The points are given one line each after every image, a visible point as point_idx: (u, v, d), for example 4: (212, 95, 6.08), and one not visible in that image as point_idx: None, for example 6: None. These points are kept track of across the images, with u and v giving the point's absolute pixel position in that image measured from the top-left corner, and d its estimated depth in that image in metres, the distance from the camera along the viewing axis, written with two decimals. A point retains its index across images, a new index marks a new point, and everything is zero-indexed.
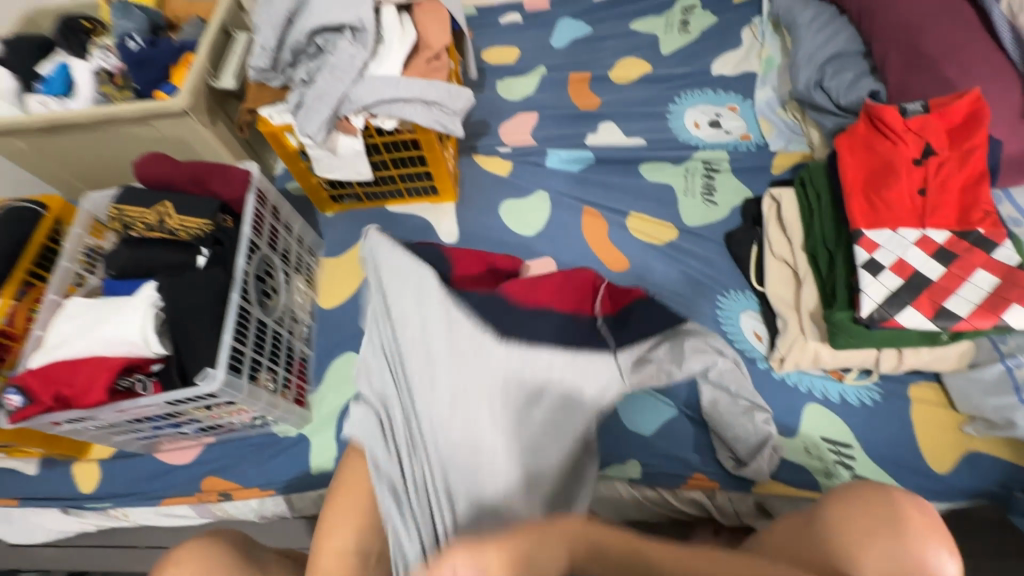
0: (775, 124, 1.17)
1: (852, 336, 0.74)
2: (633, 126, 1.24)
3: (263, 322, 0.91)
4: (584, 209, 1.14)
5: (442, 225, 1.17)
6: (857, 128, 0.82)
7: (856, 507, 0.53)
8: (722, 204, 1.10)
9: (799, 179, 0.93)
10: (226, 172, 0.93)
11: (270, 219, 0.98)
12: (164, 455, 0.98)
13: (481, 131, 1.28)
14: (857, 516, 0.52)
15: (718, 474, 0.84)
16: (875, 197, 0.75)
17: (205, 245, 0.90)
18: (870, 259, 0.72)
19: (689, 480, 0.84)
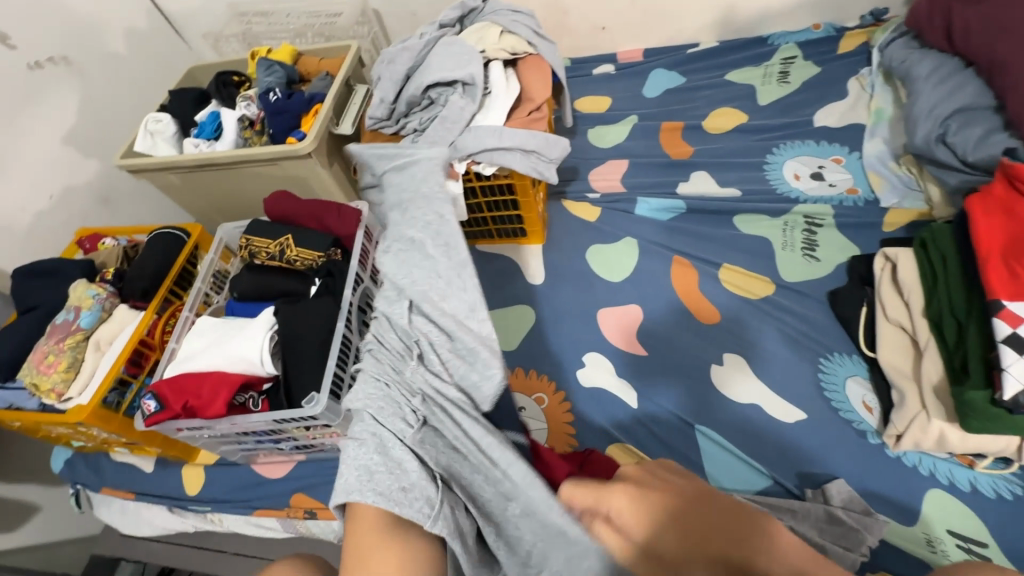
0: (886, 178, 1.10)
1: (986, 419, 0.67)
2: (728, 177, 1.22)
3: (361, 350, 0.96)
4: (674, 258, 1.12)
5: (528, 265, 1.20)
6: (993, 188, 0.76)
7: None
8: (826, 260, 1.04)
9: (919, 238, 0.87)
10: (341, 210, 1.02)
11: (373, 254, 1.06)
12: (260, 466, 1.05)
13: (571, 177, 1.32)
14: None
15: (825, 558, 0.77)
16: (1018, 266, 0.68)
17: (317, 276, 0.97)
18: (1015, 333, 0.65)
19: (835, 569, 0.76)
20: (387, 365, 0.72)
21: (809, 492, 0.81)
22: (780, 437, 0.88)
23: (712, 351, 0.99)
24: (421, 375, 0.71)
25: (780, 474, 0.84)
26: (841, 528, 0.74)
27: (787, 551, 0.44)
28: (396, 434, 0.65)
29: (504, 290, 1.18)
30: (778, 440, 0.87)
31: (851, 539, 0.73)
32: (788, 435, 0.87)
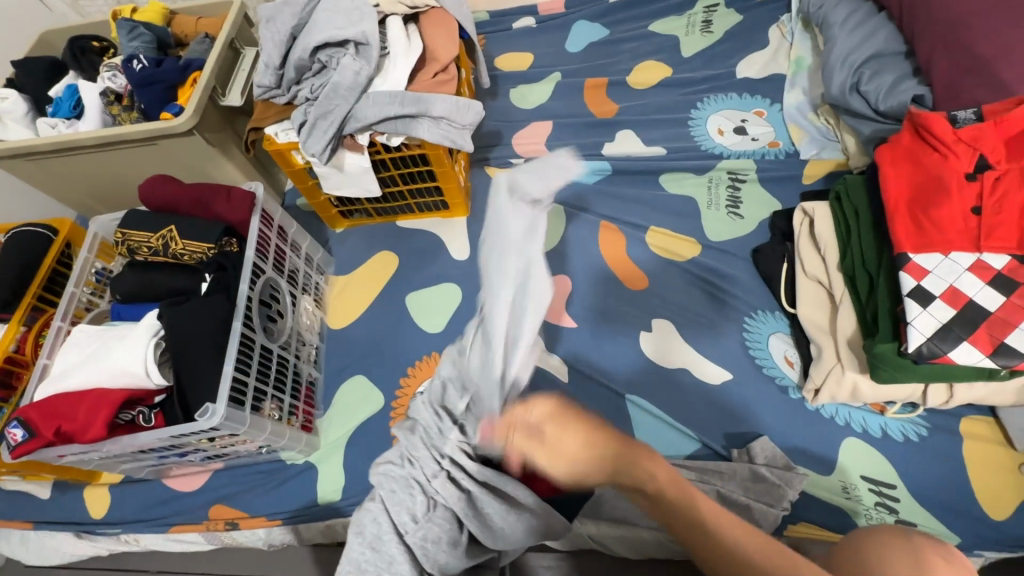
0: (806, 130, 1.09)
1: (897, 370, 0.68)
2: (653, 135, 1.18)
3: (267, 348, 0.88)
4: (601, 223, 1.09)
5: (453, 240, 1.14)
6: (900, 138, 0.75)
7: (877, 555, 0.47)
8: (749, 217, 1.03)
9: (834, 192, 0.86)
10: (230, 195, 0.91)
11: (275, 241, 0.96)
12: (173, 480, 0.97)
13: (494, 142, 1.24)
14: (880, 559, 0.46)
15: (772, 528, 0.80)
16: (921, 217, 0.68)
17: (207, 271, 0.86)
18: (919, 286, 0.65)
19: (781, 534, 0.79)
20: (425, 424, 0.62)
21: (736, 452, 0.82)
22: (708, 400, 0.87)
23: (641, 318, 0.97)
24: (453, 460, 0.60)
25: (709, 436, 0.84)
26: (764, 485, 0.76)
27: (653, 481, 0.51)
28: (401, 524, 0.60)
29: (428, 269, 1.11)
30: (706, 402, 0.87)
31: (774, 495, 0.75)
32: (716, 396, 0.88)
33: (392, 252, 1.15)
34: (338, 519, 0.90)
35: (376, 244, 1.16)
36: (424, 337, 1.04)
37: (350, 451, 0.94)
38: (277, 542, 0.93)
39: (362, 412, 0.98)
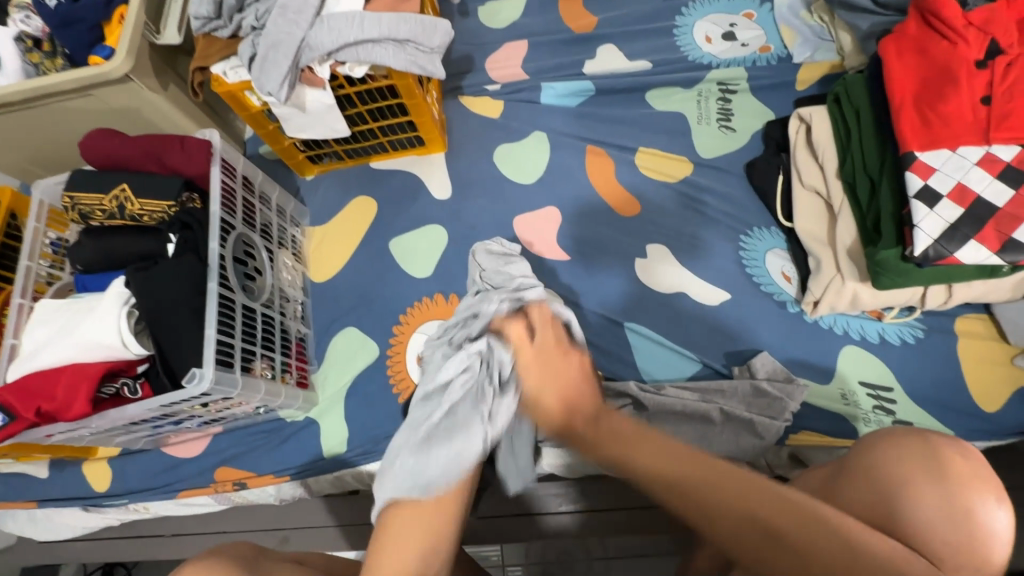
0: (798, 30, 1.02)
1: (898, 275, 0.67)
2: (636, 47, 1.09)
3: (250, 308, 0.83)
4: (587, 149, 1.03)
5: (432, 179, 1.08)
6: (906, 28, 0.70)
7: (898, 456, 0.52)
8: (741, 130, 0.98)
9: (832, 94, 0.81)
10: (184, 144, 0.83)
11: (242, 193, 0.88)
12: (172, 448, 0.95)
13: (466, 69, 1.15)
14: (900, 460, 0.51)
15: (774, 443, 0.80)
16: (929, 112, 0.64)
17: (172, 230, 0.79)
18: (926, 186, 0.62)
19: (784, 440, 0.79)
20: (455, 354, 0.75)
21: (737, 369, 0.82)
22: (708, 321, 0.87)
23: (636, 245, 0.94)
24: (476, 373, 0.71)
25: (709, 356, 0.84)
26: (766, 399, 0.77)
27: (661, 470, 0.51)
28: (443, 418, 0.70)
29: (409, 212, 1.06)
30: (706, 325, 0.87)
31: (776, 408, 0.76)
32: (715, 317, 0.87)
33: (369, 196, 1.09)
34: (347, 470, 0.90)
35: (352, 190, 1.10)
36: (413, 283, 1.00)
37: (351, 403, 0.93)
38: (288, 496, 0.93)
39: (357, 364, 0.96)
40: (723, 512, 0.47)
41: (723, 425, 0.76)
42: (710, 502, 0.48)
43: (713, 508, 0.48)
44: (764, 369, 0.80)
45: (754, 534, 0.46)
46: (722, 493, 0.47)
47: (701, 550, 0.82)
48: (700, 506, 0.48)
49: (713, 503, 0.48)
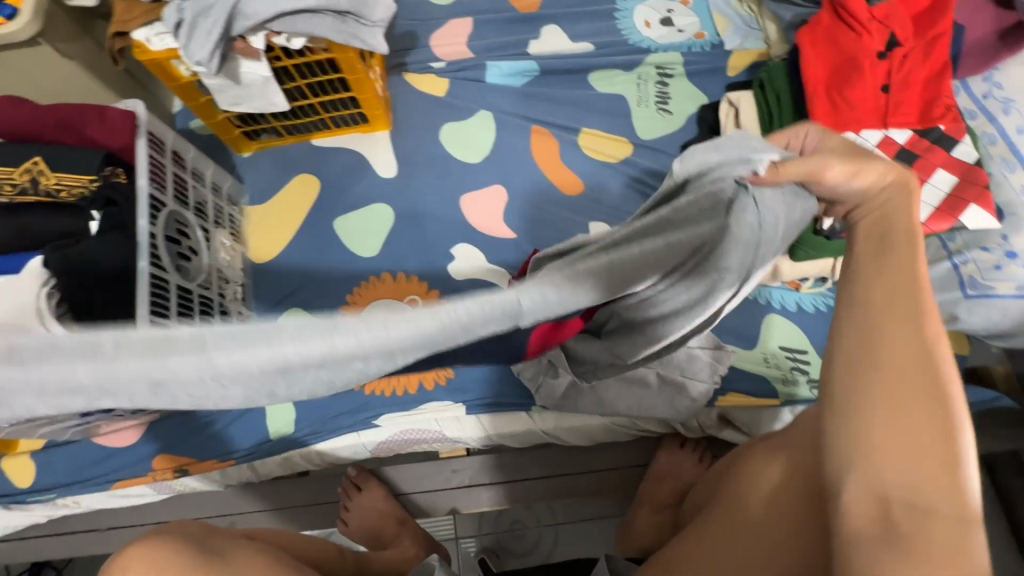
0: (729, 18, 1.07)
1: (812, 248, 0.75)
2: (578, 29, 1.12)
3: (185, 289, 0.79)
4: (532, 129, 1.05)
5: (377, 157, 1.07)
6: (820, 19, 0.75)
7: None
8: (677, 113, 1.03)
9: (757, 80, 0.87)
10: (104, 115, 0.78)
11: (173, 168, 0.84)
12: (103, 438, 0.91)
13: (410, 44, 1.13)
14: None
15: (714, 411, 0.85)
16: (837, 97, 0.70)
17: (95, 207, 0.75)
18: None
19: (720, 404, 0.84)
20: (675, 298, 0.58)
21: None
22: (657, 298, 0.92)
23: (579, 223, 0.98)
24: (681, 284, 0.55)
25: None
26: (697, 364, 0.83)
27: (892, 339, 0.36)
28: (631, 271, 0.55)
29: (354, 190, 1.04)
30: None
31: (706, 371, 0.83)
32: None
33: (311, 174, 1.07)
34: (294, 452, 0.89)
35: (293, 168, 1.07)
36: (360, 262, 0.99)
37: None
38: (233, 481, 0.91)
39: None
40: (891, 371, 0.36)
41: (659, 389, 0.82)
42: (912, 353, 0.36)
43: (906, 360, 0.36)
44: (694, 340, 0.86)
45: (908, 409, 0.35)
46: (929, 367, 0.35)
47: (642, 509, 0.89)
48: (876, 337, 0.37)
49: (910, 359, 0.36)
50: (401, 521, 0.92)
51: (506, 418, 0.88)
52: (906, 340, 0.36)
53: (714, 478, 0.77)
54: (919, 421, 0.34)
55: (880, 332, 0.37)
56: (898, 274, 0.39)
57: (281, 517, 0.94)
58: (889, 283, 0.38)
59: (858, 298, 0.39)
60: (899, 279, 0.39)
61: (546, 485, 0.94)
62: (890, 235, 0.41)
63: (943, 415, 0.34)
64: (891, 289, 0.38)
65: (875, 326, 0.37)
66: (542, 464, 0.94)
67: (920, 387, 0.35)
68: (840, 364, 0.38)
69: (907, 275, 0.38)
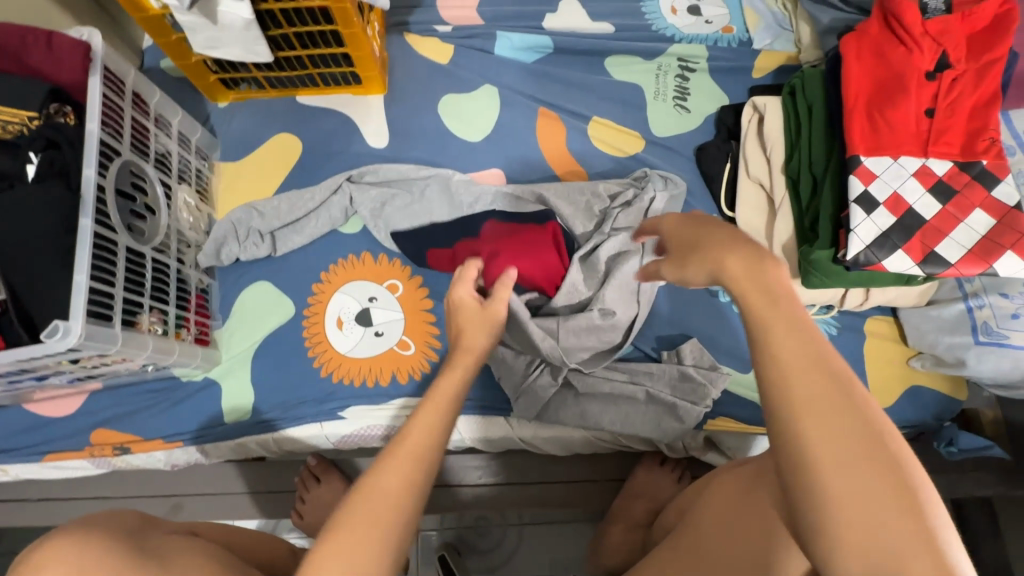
0: (761, 15, 1.00)
1: (828, 276, 0.69)
2: (599, 7, 1.03)
3: (137, 252, 0.71)
4: (539, 111, 0.97)
5: (368, 123, 0.98)
6: (868, 28, 0.69)
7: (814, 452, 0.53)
8: (696, 111, 0.96)
9: (789, 86, 0.80)
10: (50, 42, 0.66)
11: (131, 112, 0.74)
12: (37, 405, 0.82)
13: (414, 2, 1.04)
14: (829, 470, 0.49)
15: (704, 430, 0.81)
16: (878, 118, 0.65)
17: (33, 149, 0.64)
18: (866, 192, 0.63)
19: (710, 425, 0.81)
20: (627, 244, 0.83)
21: (666, 354, 0.83)
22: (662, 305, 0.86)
23: None
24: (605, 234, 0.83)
25: (641, 339, 0.84)
26: (690, 384, 0.79)
27: (817, 430, 0.33)
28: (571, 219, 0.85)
29: (339, 158, 0.95)
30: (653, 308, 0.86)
31: (698, 393, 0.78)
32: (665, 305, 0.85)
33: (292, 134, 0.97)
34: (249, 438, 0.82)
35: (273, 125, 0.98)
36: (339, 238, 0.91)
37: (259, 364, 0.84)
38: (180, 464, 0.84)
39: (269, 322, 0.87)
40: (830, 462, 0.33)
41: (646, 405, 0.79)
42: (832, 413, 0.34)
43: (835, 422, 0.33)
44: (690, 358, 0.81)
45: (870, 501, 0.32)
46: (861, 433, 0.33)
47: (614, 527, 0.84)
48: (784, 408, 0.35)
49: (843, 436, 0.33)
50: None
51: (484, 422, 0.83)
52: (823, 427, 0.33)
53: (687, 497, 0.71)
54: (865, 476, 0.32)
55: (801, 423, 0.34)
56: (801, 343, 0.36)
57: (231, 503, 0.87)
58: (798, 359, 0.35)
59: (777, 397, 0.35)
60: (802, 361, 0.35)
61: (517, 491, 0.90)
62: (764, 295, 0.38)
63: (887, 453, 0.33)
64: (802, 367, 0.35)
65: (801, 422, 0.34)
66: (518, 469, 0.90)
67: (864, 464, 0.32)
68: (783, 462, 0.35)
69: (794, 322, 0.37)
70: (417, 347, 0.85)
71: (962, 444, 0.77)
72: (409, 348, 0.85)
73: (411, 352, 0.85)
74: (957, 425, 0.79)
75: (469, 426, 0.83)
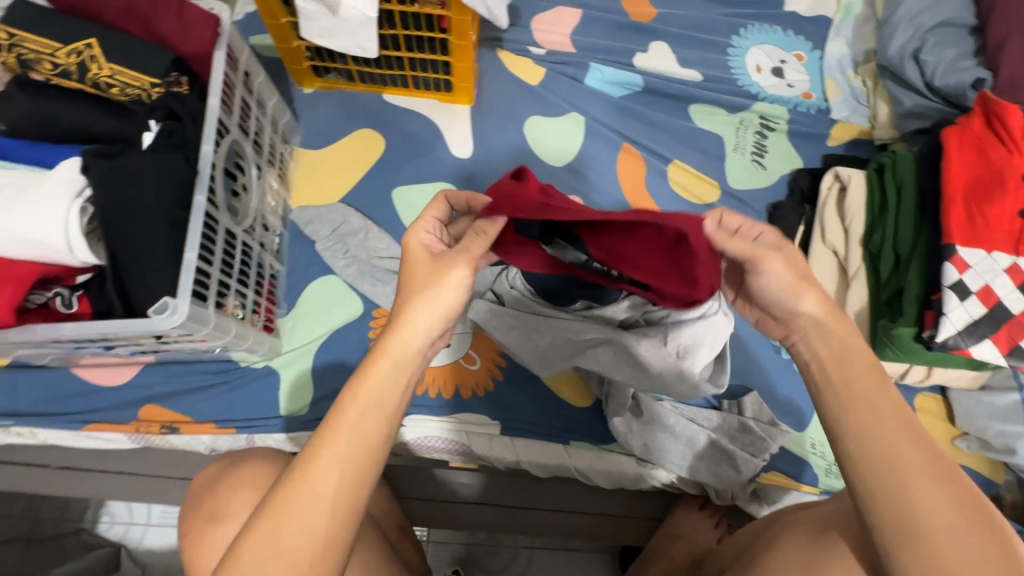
0: (841, 87, 1.04)
1: (903, 351, 0.73)
2: (688, 54, 1.06)
3: (232, 232, 0.69)
4: (621, 146, 0.99)
5: (452, 131, 0.98)
6: (971, 122, 0.73)
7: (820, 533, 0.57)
8: (771, 169, 0.99)
9: (877, 162, 0.84)
10: (182, 12, 0.65)
11: (242, 91, 0.73)
12: (85, 370, 0.80)
13: (510, 20, 1.05)
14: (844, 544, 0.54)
15: (755, 482, 0.83)
16: (975, 211, 0.68)
17: (155, 117, 0.64)
18: (960, 279, 0.66)
19: (761, 477, 0.82)
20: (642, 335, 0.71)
21: (727, 403, 0.84)
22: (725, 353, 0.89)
23: None
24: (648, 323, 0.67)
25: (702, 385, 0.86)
26: (749, 436, 0.80)
27: (916, 493, 0.42)
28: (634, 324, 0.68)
29: (420, 162, 0.95)
30: None
31: (757, 446, 0.80)
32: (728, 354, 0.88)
33: (375, 130, 0.96)
34: (300, 435, 0.80)
35: (357, 118, 0.97)
36: None
37: (321, 358, 0.83)
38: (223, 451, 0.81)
39: (333, 318, 0.85)
40: (923, 513, 0.42)
41: (705, 453, 0.80)
42: (936, 490, 0.42)
43: (932, 489, 0.42)
44: (752, 408, 0.83)
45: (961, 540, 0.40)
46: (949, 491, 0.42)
47: (652, 565, 0.86)
48: (891, 481, 0.43)
49: (936, 496, 0.42)
50: (401, 527, 0.84)
51: (541, 446, 0.84)
52: (924, 497, 0.42)
53: (746, 538, 0.72)
54: (961, 523, 0.41)
55: (899, 483, 0.43)
56: (893, 408, 0.46)
57: None
58: (894, 424, 0.45)
59: (870, 456, 0.44)
60: (894, 426, 0.45)
61: (553, 517, 0.89)
62: (860, 370, 0.48)
63: (987, 522, 0.41)
64: (899, 430, 0.45)
65: (899, 484, 0.43)
66: (560, 496, 0.89)
67: (955, 512, 0.41)
68: (880, 511, 0.43)
69: (892, 406, 0.46)
70: (482, 363, 0.87)
71: None
72: (475, 363, 0.86)
73: (476, 367, 0.86)
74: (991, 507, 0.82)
75: (524, 446, 0.84)
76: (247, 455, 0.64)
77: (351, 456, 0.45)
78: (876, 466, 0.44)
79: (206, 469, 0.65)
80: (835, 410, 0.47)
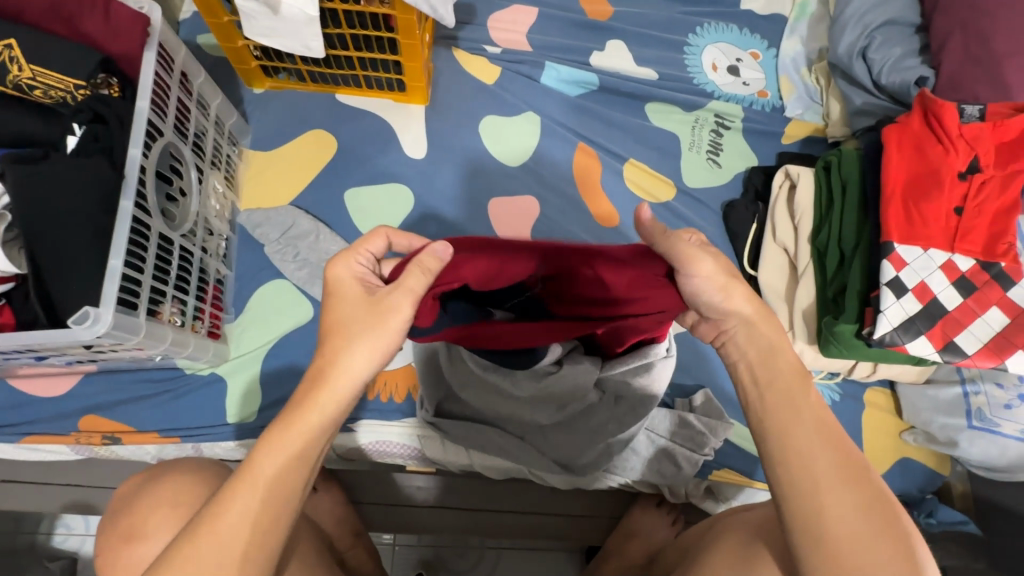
0: (795, 84, 1.04)
1: (846, 347, 0.74)
2: (644, 52, 1.06)
3: (167, 238, 0.68)
4: (578, 146, 0.99)
5: (406, 131, 0.96)
6: (910, 120, 0.74)
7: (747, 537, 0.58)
8: (726, 167, 1.00)
9: (824, 161, 0.84)
10: (109, 10, 0.63)
11: (178, 92, 0.71)
12: (22, 381, 0.77)
13: (465, 18, 1.04)
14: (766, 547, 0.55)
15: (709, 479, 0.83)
16: (913, 208, 0.69)
17: (79, 120, 0.63)
18: (896, 277, 0.67)
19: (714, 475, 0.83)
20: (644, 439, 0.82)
21: (678, 401, 0.85)
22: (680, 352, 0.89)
23: None
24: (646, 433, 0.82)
25: None
26: (690, 431, 0.81)
27: (833, 506, 0.43)
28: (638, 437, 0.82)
29: (373, 163, 0.94)
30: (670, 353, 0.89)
31: (698, 441, 0.81)
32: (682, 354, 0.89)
33: (328, 131, 0.95)
34: (248, 442, 0.78)
35: (309, 119, 0.95)
36: None
37: (269, 364, 0.81)
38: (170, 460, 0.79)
39: (282, 323, 0.83)
40: (837, 526, 0.43)
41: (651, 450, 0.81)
42: (850, 495, 0.44)
43: (847, 498, 0.43)
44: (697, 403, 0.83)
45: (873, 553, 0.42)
46: (860, 499, 0.44)
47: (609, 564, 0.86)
48: (808, 494, 0.44)
49: (848, 505, 0.43)
50: (357, 532, 0.83)
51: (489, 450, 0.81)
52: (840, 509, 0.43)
53: (693, 536, 0.73)
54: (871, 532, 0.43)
55: (817, 494, 0.44)
56: (813, 417, 0.47)
57: None
58: (815, 435, 0.46)
59: (794, 467, 0.45)
60: (814, 435, 0.46)
61: (512, 519, 0.88)
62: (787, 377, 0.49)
63: (893, 529, 0.43)
64: (822, 439, 0.46)
65: (814, 496, 0.44)
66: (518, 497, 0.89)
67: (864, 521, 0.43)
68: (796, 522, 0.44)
69: (812, 413, 0.47)
70: None
71: (941, 517, 0.81)
72: None
73: None
74: (937, 498, 0.83)
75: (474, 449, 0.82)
76: (170, 469, 0.62)
77: (262, 509, 0.44)
78: (800, 477, 0.45)
79: (126, 483, 0.63)
80: (760, 420, 0.48)
